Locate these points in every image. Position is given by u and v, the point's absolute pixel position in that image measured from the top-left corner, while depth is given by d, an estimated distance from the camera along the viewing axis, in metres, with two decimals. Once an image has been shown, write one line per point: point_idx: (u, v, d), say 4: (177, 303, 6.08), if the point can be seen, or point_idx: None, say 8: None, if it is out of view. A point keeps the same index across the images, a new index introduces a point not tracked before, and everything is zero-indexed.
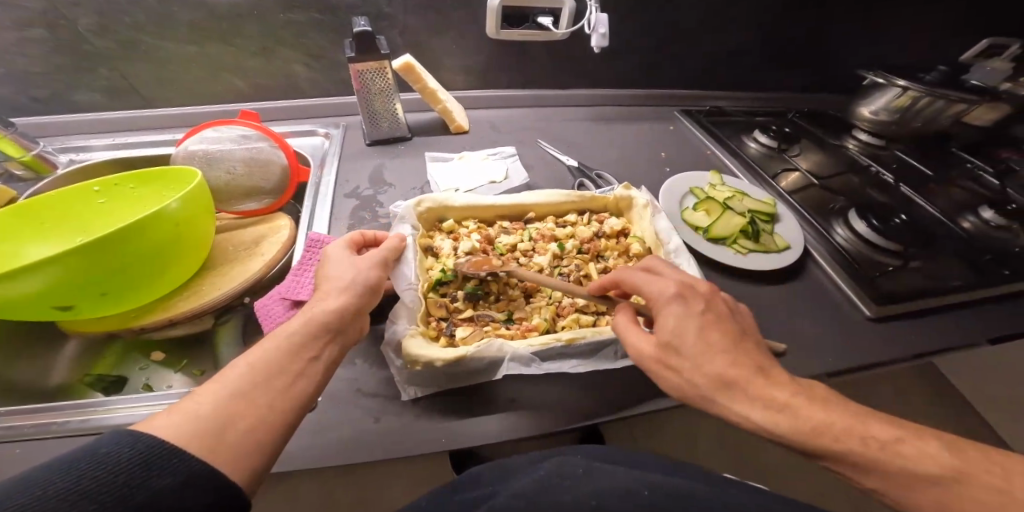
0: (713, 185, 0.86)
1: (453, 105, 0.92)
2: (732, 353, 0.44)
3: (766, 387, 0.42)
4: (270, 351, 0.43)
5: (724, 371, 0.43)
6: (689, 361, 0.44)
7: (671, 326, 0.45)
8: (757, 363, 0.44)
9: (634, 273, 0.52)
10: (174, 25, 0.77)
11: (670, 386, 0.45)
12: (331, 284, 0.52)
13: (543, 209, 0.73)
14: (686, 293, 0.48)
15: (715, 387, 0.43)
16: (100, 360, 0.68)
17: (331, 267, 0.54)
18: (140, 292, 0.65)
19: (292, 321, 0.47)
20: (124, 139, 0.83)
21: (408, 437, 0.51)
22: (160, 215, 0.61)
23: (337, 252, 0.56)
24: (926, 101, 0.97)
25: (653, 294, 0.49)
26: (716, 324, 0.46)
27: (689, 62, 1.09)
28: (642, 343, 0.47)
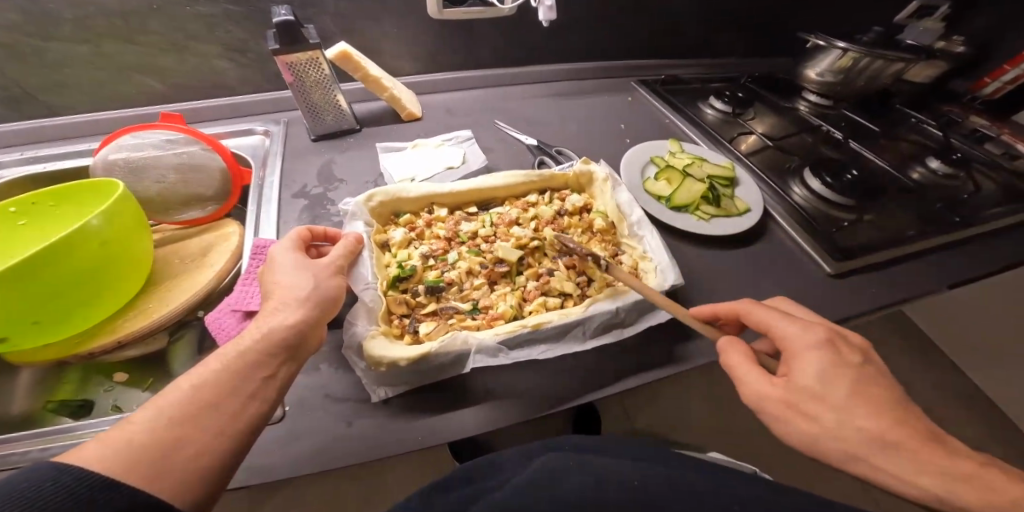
0: (673, 153, 0.85)
1: (402, 92, 0.88)
2: (885, 413, 0.39)
3: (946, 454, 0.37)
4: (219, 370, 0.40)
5: (886, 431, 0.38)
6: (832, 412, 0.39)
7: (814, 373, 0.41)
8: (928, 427, 0.39)
9: (766, 311, 0.47)
10: (65, 25, 0.70)
11: (793, 433, 0.41)
12: (284, 294, 0.47)
13: (502, 193, 0.71)
14: (836, 340, 0.44)
15: (901, 445, 0.38)
16: (60, 386, 0.62)
17: (280, 273, 0.50)
18: (79, 316, 0.58)
19: (244, 337, 0.43)
20: (34, 152, 0.75)
21: (384, 440, 0.49)
22: (87, 230, 0.56)
23: (287, 254, 0.52)
24: (866, 62, 0.99)
25: (793, 339, 0.44)
26: (878, 378, 0.42)
27: (639, 31, 1.07)
28: (764, 384, 0.43)
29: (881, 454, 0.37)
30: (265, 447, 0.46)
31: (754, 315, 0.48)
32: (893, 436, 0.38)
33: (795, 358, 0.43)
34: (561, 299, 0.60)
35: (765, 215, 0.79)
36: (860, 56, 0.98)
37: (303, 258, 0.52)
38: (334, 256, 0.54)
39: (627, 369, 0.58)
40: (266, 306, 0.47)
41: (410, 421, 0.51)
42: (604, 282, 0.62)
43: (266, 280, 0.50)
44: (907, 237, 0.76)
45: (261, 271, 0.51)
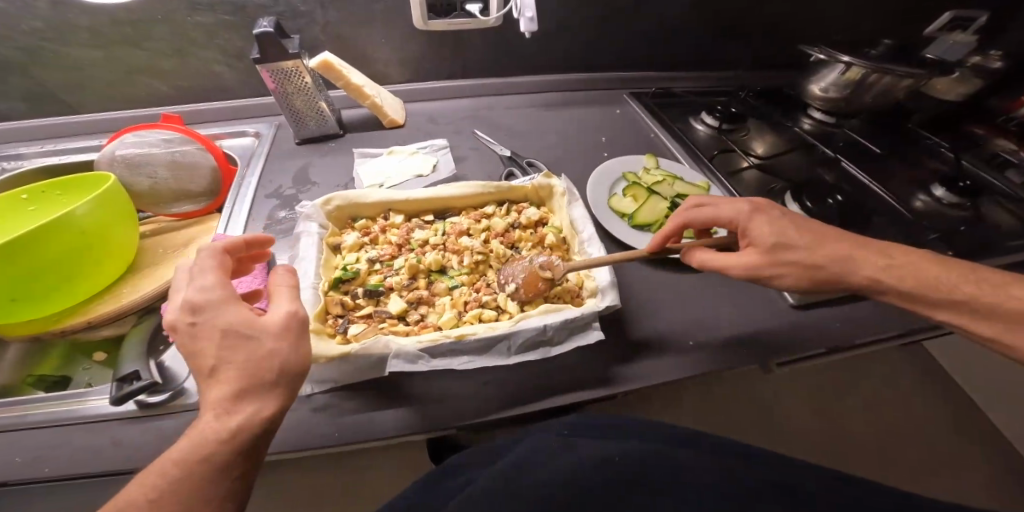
0: (647, 169, 0.83)
1: (384, 99, 0.91)
2: (832, 240, 0.54)
3: (866, 255, 0.54)
4: (185, 467, 0.34)
5: (832, 248, 0.53)
6: (809, 251, 0.53)
7: (769, 232, 0.54)
8: (843, 234, 0.55)
9: (698, 211, 0.60)
10: (79, 31, 0.77)
11: (785, 279, 0.54)
12: (244, 378, 0.37)
13: (460, 203, 0.72)
14: (761, 206, 0.58)
15: (833, 261, 0.53)
16: (48, 360, 0.70)
17: (225, 342, 0.38)
18: (58, 296, 0.64)
19: (202, 438, 0.35)
20: (53, 145, 0.84)
21: (301, 434, 0.51)
22: (71, 218, 0.62)
23: (228, 315, 0.39)
24: (875, 77, 0.93)
25: (737, 215, 0.57)
26: (799, 218, 0.57)
27: (634, 43, 1.06)
28: (747, 257, 0.55)
29: (842, 266, 0.53)
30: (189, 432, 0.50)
31: (697, 215, 0.59)
32: (813, 262, 0.53)
33: (747, 228, 0.56)
34: (498, 312, 0.60)
35: None
36: (867, 71, 0.91)
37: (249, 314, 0.40)
38: (287, 305, 0.43)
39: (552, 389, 0.57)
40: (217, 389, 0.37)
41: (330, 419, 0.53)
42: (543, 299, 0.62)
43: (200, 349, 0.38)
44: None
45: (186, 331, 0.38)
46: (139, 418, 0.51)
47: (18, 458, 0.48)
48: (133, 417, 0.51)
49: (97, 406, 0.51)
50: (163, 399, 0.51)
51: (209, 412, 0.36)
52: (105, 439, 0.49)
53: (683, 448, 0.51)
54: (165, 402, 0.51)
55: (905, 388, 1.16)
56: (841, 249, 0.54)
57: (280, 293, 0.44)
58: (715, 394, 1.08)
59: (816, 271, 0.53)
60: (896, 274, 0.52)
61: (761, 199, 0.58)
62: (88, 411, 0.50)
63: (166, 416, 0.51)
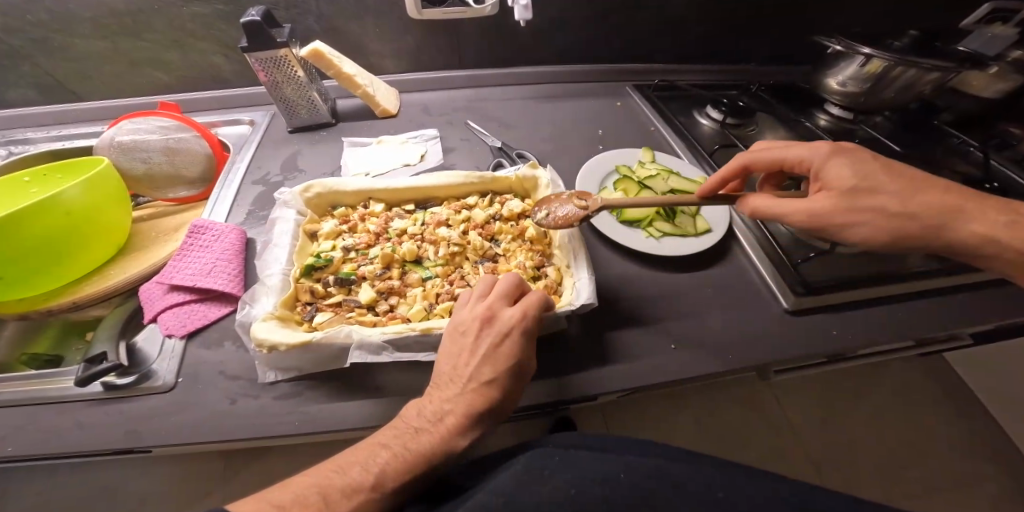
0: (642, 162, 0.80)
1: (376, 89, 0.90)
2: (931, 191, 0.50)
3: (978, 211, 0.49)
4: (418, 460, 0.43)
5: (933, 201, 0.49)
6: (896, 198, 0.49)
7: (850, 175, 0.50)
8: (947, 187, 0.51)
9: (766, 154, 0.56)
10: (81, 23, 0.78)
11: (864, 230, 0.50)
12: (490, 405, 0.46)
13: (442, 194, 0.71)
14: (843, 146, 0.53)
15: (932, 213, 0.49)
16: (44, 339, 0.75)
17: (481, 368, 0.47)
18: (45, 276, 0.65)
19: (431, 444, 0.44)
20: (60, 132, 0.86)
21: (264, 420, 0.51)
22: (57, 200, 0.63)
23: (524, 346, 0.48)
24: (899, 70, 0.82)
25: (811, 156, 0.53)
26: (890, 162, 0.52)
27: (637, 34, 1.02)
28: (821, 201, 0.51)
29: (947, 220, 0.49)
30: (156, 416, 0.50)
31: (762, 156, 0.57)
32: (904, 211, 0.49)
33: (821, 169, 0.52)
34: None
35: (730, 234, 0.72)
36: (890, 63, 0.81)
37: (504, 352, 0.47)
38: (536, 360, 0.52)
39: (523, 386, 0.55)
40: (462, 405, 0.46)
41: (291, 407, 0.52)
42: None
43: (460, 361, 0.48)
44: (889, 274, 0.65)
45: (512, 342, 0.48)
46: (103, 400, 0.51)
47: None
48: (98, 399, 0.51)
49: (63, 388, 0.52)
50: (129, 382, 0.52)
51: (450, 418, 0.45)
52: (67, 421, 0.50)
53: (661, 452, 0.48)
54: (130, 385, 0.52)
55: (917, 400, 1.08)
56: (950, 202, 0.50)
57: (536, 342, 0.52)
58: (711, 397, 1.04)
59: (910, 221, 0.49)
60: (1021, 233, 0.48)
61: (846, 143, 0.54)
62: (55, 393, 0.52)
63: (132, 398, 0.52)
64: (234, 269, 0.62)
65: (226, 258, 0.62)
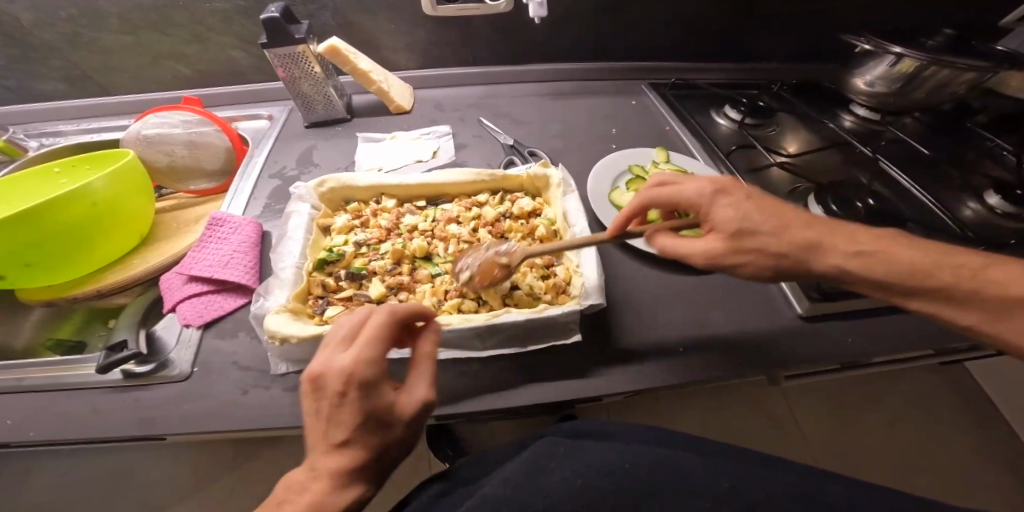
0: (655, 163, 0.79)
1: (390, 85, 0.91)
2: (799, 221, 0.49)
3: (846, 241, 0.48)
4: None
5: (803, 235, 0.48)
6: (772, 236, 0.48)
7: (733, 215, 0.49)
8: (818, 221, 0.49)
9: (661, 190, 0.54)
10: (108, 18, 0.80)
11: (748, 266, 0.49)
12: (359, 466, 0.37)
13: (453, 190, 0.71)
14: (723, 185, 0.51)
15: (799, 251, 0.47)
16: (65, 325, 0.78)
17: (331, 430, 0.37)
18: (70, 265, 0.68)
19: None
20: (88, 125, 0.89)
21: (273, 411, 0.52)
22: (83, 193, 0.65)
23: (374, 402, 0.37)
24: (931, 70, 0.79)
25: (698, 197, 0.51)
26: (763, 200, 0.51)
27: (653, 29, 1.00)
28: (710, 243, 0.50)
29: (817, 255, 0.47)
30: (172, 404, 0.52)
31: (656, 196, 0.54)
32: (781, 250, 0.48)
33: (708, 211, 0.51)
34: (477, 304, 0.59)
35: None
36: (922, 63, 0.78)
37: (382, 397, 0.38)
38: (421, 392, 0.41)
39: (529, 384, 0.55)
40: (333, 468, 0.37)
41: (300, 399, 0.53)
42: (528, 293, 0.60)
43: (322, 415, 0.37)
44: None
45: (350, 391, 0.36)
46: (121, 387, 0.53)
47: (8, 420, 0.51)
48: (118, 385, 0.53)
49: (85, 374, 0.54)
50: (148, 370, 0.54)
51: (317, 485, 0.36)
52: (88, 405, 0.52)
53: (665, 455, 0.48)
54: (149, 373, 0.54)
55: (935, 411, 1.05)
56: (825, 236, 0.48)
57: (417, 373, 0.41)
58: (716, 401, 1.02)
59: (785, 259, 0.47)
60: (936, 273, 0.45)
61: (727, 180, 0.53)
62: (77, 378, 0.54)
63: (149, 386, 0.54)
64: (250, 262, 0.64)
65: (242, 251, 0.64)
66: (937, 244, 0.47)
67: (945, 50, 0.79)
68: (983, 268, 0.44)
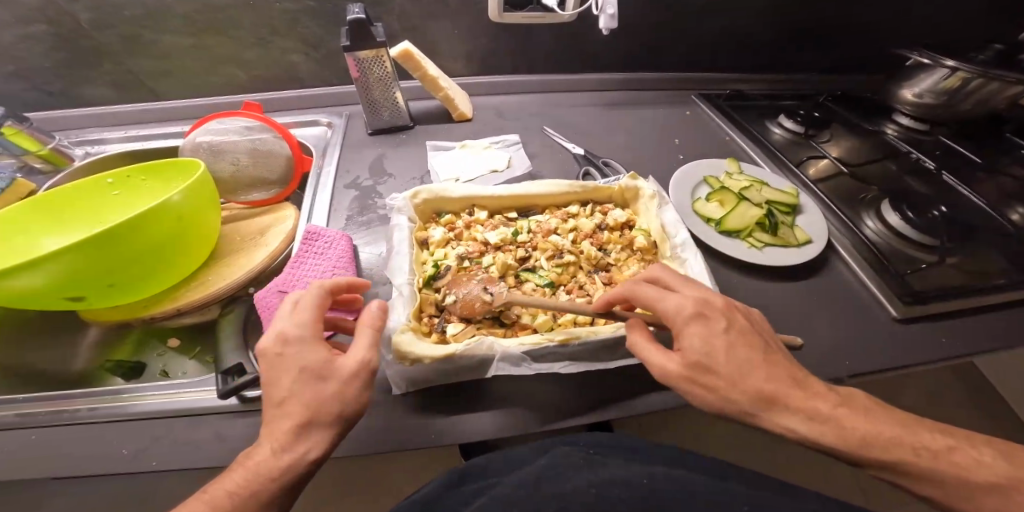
0: (730, 173, 0.81)
1: (455, 92, 0.89)
2: (762, 368, 0.45)
3: (806, 400, 0.44)
4: (242, 494, 0.40)
5: (763, 386, 0.44)
6: (725, 382, 0.44)
7: (699, 346, 0.45)
8: (793, 377, 0.46)
9: (647, 287, 0.50)
10: (172, 18, 0.77)
11: (703, 404, 0.45)
12: (301, 417, 0.42)
13: (544, 201, 0.71)
14: (705, 309, 0.47)
15: (752, 403, 0.44)
16: (119, 346, 0.71)
17: (279, 390, 0.43)
18: (148, 283, 0.64)
19: (251, 469, 0.41)
20: (136, 132, 0.84)
21: (404, 432, 0.51)
22: (165, 208, 0.61)
23: (307, 355, 0.44)
24: (980, 82, 0.84)
25: (673, 314, 0.47)
26: (742, 339, 0.46)
27: (706, 41, 1.02)
28: (665, 361, 0.46)
29: (762, 408, 0.44)
30: None
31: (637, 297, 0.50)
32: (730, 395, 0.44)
33: (679, 333, 0.47)
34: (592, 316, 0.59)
35: (827, 246, 0.73)
36: (973, 75, 0.83)
37: (327, 358, 0.44)
38: (361, 352, 0.46)
39: (652, 394, 0.56)
40: (285, 424, 0.42)
41: (430, 415, 0.52)
42: None
43: (277, 381, 0.44)
44: (994, 285, 0.67)
45: (292, 353, 0.44)
46: (239, 412, 0.51)
47: (125, 449, 0.49)
48: (236, 411, 0.51)
49: (197, 400, 0.52)
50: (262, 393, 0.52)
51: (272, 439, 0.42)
52: (207, 432, 0.50)
53: None
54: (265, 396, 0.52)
55: None
56: (782, 377, 0.45)
57: (359, 335, 0.47)
58: None
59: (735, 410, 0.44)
60: (870, 438, 0.44)
61: (719, 302, 0.49)
62: (189, 404, 0.52)
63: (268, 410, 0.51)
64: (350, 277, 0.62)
65: (341, 266, 0.62)
66: (838, 395, 0.47)
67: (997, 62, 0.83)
68: (893, 434, 0.45)
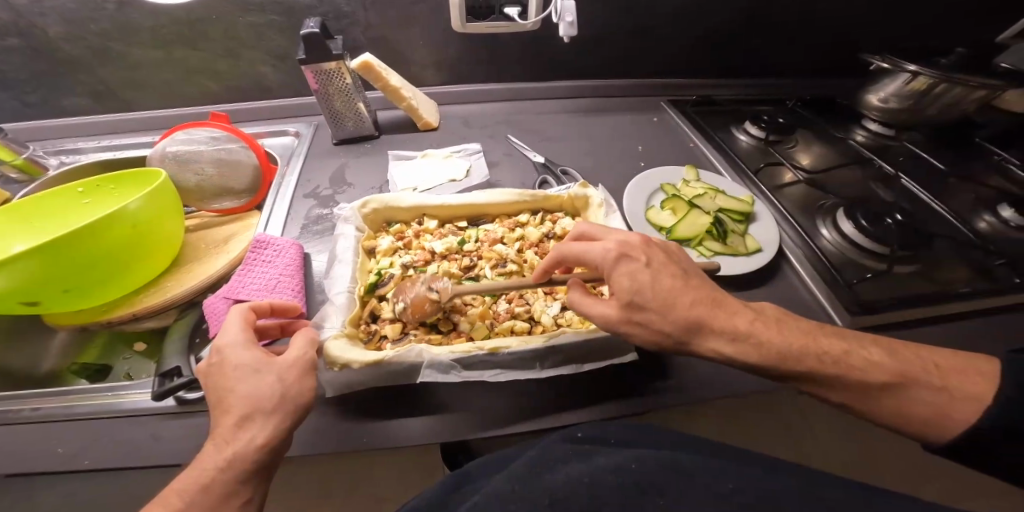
0: (687, 181, 0.81)
1: (419, 102, 0.91)
2: (685, 293, 0.47)
3: (725, 320, 0.47)
4: (193, 491, 0.41)
5: (689, 313, 0.46)
6: (658, 314, 0.46)
7: (627, 286, 0.47)
8: (711, 298, 0.48)
9: (577, 244, 0.51)
10: (139, 31, 0.79)
11: (642, 339, 0.48)
12: (240, 410, 0.43)
13: (494, 210, 0.72)
14: (628, 249, 0.49)
15: (682, 330, 0.46)
16: (86, 350, 0.74)
17: (219, 392, 0.45)
18: (106, 288, 0.67)
19: (209, 466, 0.42)
20: (110, 142, 0.88)
21: (335, 435, 0.53)
22: (121, 215, 0.64)
23: (238, 356, 0.46)
24: (944, 87, 0.83)
25: (600, 260, 0.49)
26: (665, 270, 0.48)
27: (674, 48, 1.02)
28: (604, 309, 0.48)
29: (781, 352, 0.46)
30: None
31: (568, 250, 0.52)
32: (668, 328, 0.46)
33: (609, 276, 0.48)
34: (530, 324, 0.60)
35: (779, 254, 0.73)
36: (934, 80, 0.82)
37: (262, 355, 0.47)
38: (300, 350, 0.49)
39: (583, 401, 0.56)
40: (228, 420, 0.44)
41: (361, 422, 0.54)
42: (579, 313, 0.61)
43: (217, 386, 0.46)
44: (948, 294, 0.66)
45: (225, 357, 0.46)
46: (177, 414, 0.53)
47: (61, 448, 0.51)
48: (172, 412, 0.53)
49: (135, 402, 0.54)
50: (198, 396, 0.54)
51: (219, 437, 0.43)
52: (143, 433, 0.52)
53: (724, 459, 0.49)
54: (202, 399, 0.53)
55: None
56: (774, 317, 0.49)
57: (295, 338, 0.50)
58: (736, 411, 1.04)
59: (673, 341, 0.47)
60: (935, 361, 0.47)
61: (637, 240, 0.50)
62: (128, 405, 0.54)
63: (202, 412, 0.53)
64: (296, 285, 0.63)
65: (288, 274, 0.63)
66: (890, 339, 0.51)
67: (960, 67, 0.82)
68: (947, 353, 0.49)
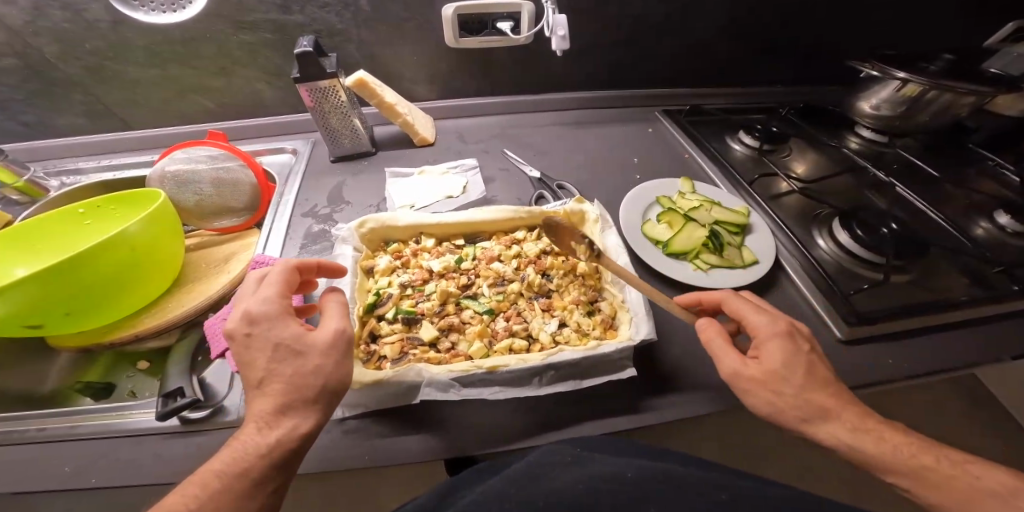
0: (683, 193, 0.82)
1: (414, 118, 0.92)
2: (827, 390, 0.47)
3: (858, 416, 0.46)
4: (231, 473, 0.41)
5: (823, 401, 0.46)
6: (791, 391, 0.47)
7: (779, 359, 0.48)
8: (857, 405, 0.47)
9: (742, 302, 0.53)
10: (134, 50, 0.80)
11: (757, 405, 0.48)
12: (287, 395, 0.44)
13: (491, 227, 0.72)
14: (794, 333, 0.50)
15: (813, 416, 0.45)
16: (88, 369, 0.72)
17: (257, 371, 0.45)
18: (107, 310, 0.67)
19: (248, 448, 0.42)
20: (109, 161, 0.88)
21: (336, 453, 0.53)
22: (121, 238, 0.64)
23: (280, 332, 0.45)
24: (934, 93, 0.83)
25: (760, 327, 0.50)
26: (822, 365, 0.49)
27: (667, 58, 1.03)
28: (739, 365, 0.49)
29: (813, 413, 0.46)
30: None
31: (731, 305, 0.54)
32: (791, 407, 0.46)
33: (763, 343, 0.49)
34: (528, 342, 0.60)
35: (776, 266, 0.73)
36: (925, 87, 0.82)
37: (302, 333, 0.46)
38: (337, 323, 0.48)
39: (582, 416, 0.57)
40: (271, 401, 0.44)
41: (362, 441, 0.54)
42: (577, 329, 0.61)
43: (255, 362, 0.45)
44: (945, 303, 0.66)
45: (264, 336, 0.45)
46: (179, 433, 0.54)
47: (67, 466, 0.52)
48: (175, 432, 0.54)
49: (138, 421, 0.54)
50: (203, 415, 0.54)
51: (261, 419, 0.43)
52: (145, 452, 0.52)
53: (723, 473, 0.49)
54: (205, 418, 0.54)
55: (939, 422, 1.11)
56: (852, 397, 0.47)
57: (331, 310, 0.49)
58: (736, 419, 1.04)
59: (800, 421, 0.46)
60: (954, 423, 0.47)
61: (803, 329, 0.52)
62: (131, 425, 0.54)
63: (206, 431, 0.54)
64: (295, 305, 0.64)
65: None
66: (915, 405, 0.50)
67: (949, 75, 0.83)
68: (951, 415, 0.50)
